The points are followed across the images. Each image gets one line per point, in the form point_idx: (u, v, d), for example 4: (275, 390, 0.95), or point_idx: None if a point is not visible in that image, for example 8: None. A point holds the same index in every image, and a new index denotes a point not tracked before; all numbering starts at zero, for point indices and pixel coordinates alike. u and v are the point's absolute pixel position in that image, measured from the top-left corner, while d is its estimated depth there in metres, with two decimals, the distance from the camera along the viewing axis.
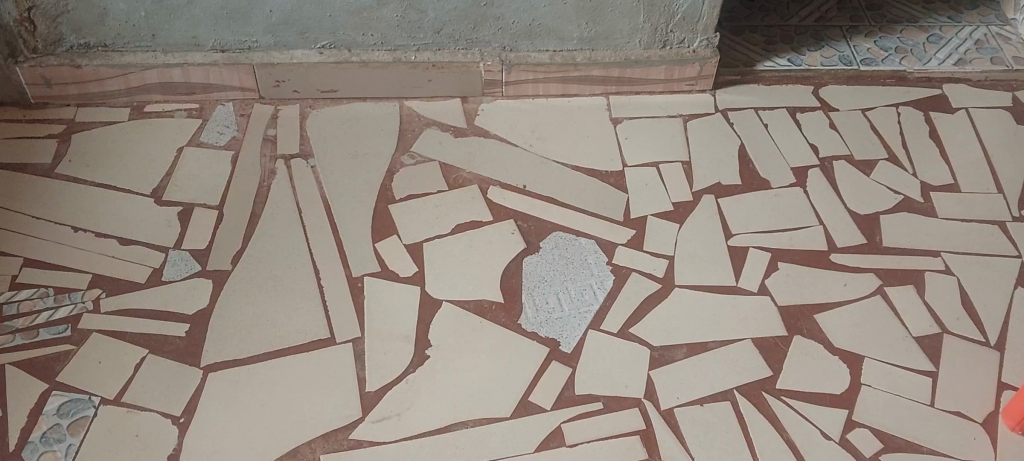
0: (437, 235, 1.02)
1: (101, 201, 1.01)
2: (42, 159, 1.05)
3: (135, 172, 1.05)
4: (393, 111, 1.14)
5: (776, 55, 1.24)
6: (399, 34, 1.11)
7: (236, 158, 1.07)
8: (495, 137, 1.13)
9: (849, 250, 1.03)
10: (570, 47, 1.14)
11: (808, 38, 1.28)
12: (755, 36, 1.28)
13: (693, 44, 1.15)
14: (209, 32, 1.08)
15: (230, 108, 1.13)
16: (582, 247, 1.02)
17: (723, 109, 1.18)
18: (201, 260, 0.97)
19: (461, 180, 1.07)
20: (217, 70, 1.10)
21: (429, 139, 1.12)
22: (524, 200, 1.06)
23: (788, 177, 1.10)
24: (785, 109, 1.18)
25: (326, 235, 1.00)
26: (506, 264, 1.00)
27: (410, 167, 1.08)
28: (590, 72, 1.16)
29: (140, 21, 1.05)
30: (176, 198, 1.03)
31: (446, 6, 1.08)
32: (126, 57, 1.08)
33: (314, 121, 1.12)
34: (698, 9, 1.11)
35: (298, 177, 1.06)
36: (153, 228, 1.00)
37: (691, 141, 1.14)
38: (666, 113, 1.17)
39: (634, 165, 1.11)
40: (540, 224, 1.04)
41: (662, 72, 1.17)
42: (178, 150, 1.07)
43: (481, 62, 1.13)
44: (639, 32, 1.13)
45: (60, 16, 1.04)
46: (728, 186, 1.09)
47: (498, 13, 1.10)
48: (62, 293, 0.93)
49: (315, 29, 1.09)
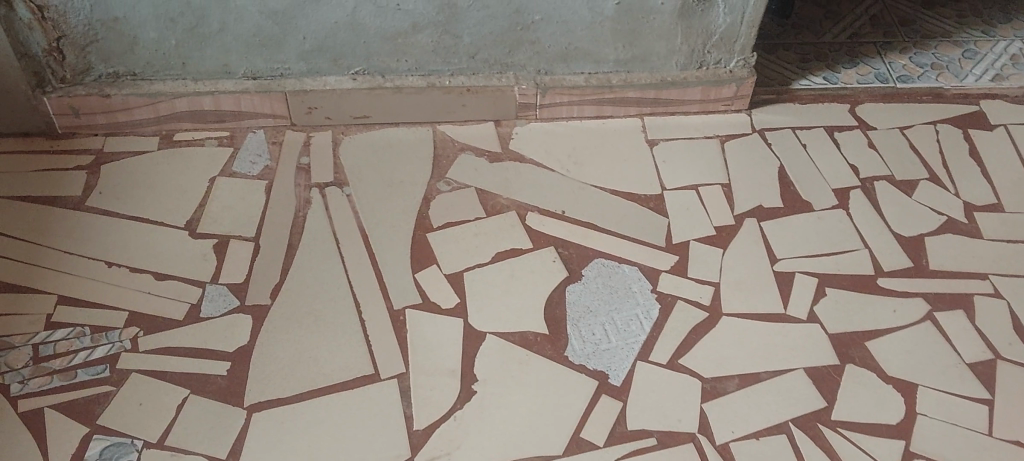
0: (478, 265, 1.00)
1: (134, 235, 0.99)
2: (72, 191, 1.03)
3: (167, 204, 1.03)
4: (427, 137, 1.12)
5: (812, 73, 1.23)
6: (433, 59, 1.09)
7: (270, 188, 1.05)
8: (531, 162, 1.11)
9: (895, 275, 1.02)
10: (606, 70, 1.13)
11: (843, 55, 1.26)
12: (788, 53, 1.26)
13: (729, 65, 1.14)
14: (240, 59, 1.05)
15: (261, 136, 1.11)
16: (626, 275, 1.00)
17: (760, 129, 1.16)
18: (240, 295, 0.95)
19: (499, 207, 1.06)
20: (248, 97, 1.08)
21: (464, 165, 1.10)
22: (564, 226, 1.04)
23: (830, 199, 1.09)
24: (822, 128, 1.16)
25: (365, 267, 0.99)
26: (550, 293, 0.98)
27: (447, 193, 1.07)
28: (625, 93, 1.14)
29: (171, 49, 1.03)
30: (211, 230, 1.01)
31: (482, 31, 1.06)
32: (156, 85, 1.06)
33: (347, 148, 1.10)
34: (736, 29, 1.10)
35: (334, 207, 1.04)
36: (189, 262, 0.97)
37: (730, 163, 1.12)
38: (703, 134, 1.16)
39: (673, 188, 1.09)
40: (581, 251, 1.02)
41: (698, 92, 1.15)
42: (210, 180, 1.05)
43: (516, 86, 1.11)
44: (676, 54, 1.12)
45: (89, 45, 1.01)
46: (770, 209, 1.07)
47: (535, 37, 1.08)
48: (98, 332, 0.91)
49: (349, 55, 1.07)
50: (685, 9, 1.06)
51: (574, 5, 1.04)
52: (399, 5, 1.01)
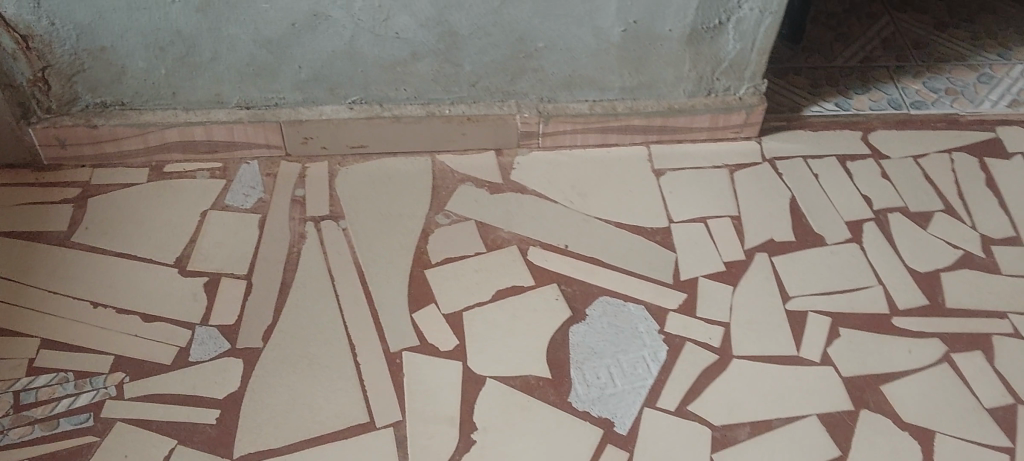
0: (478, 303, 0.96)
1: (122, 274, 0.96)
2: (58, 226, 1.00)
3: (157, 240, 0.99)
4: (426, 167, 1.09)
5: (823, 99, 1.19)
6: (433, 88, 1.05)
7: (263, 223, 1.02)
8: (533, 193, 1.07)
9: (911, 313, 0.98)
10: (611, 97, 1.09)
11: (854, 80, 1.22)
12: (799, 78, 1.22)
13: (739, 91, 1.11)
14: (233, 89, 1.02)
15: (256, 167, 1.07)
16: (632, 314, 0.96)
17: (770, 158, 1.12)
18: (231, 337, 0.92)
19: (500, 241, 1.02)
20: (242, 128, 1.04)
21: (464, 196, 1.06)
22: (567, 261, 1.01)
23: (842, 232, 1.05)
24: (834, 157, 1.13)
25: (361, 306, 0.95)
26: (552, 335, 0.94)
27: (446, 227, 1.03)
28: (631, 121, 1.10)
29: (160, 79, 0.99)
30: (202, 268, 0.97)
31: (484, 59, 1.02)
32: (145, 115, 1.02)
33: (343, 179, 1.07)
34: (746, 56, 1.06)
35: (329, 242, 1.00)
36: (179, 302, 0.94)
37: (739, 194, 1.09)
38: (711, 164, 1.12)
39: (681, 221, 1.05)
40: (585, 288, 0.98)
41: (706, 119, 1.11)
42: (201, 215, 1.02)
43: (518, 114, 1.08)
44: (683, 81, 1.08)
45: (76, 75, 0.98)
46: (781, 243, 1.04)
47: (538, 65, 1.04)
48: (83, 378, 0.88)
49: (345, 84, 1.03)
50: (693, 36, 1.03)
51: (579, 32, 1.01)
52: (398, 33, 0.97)
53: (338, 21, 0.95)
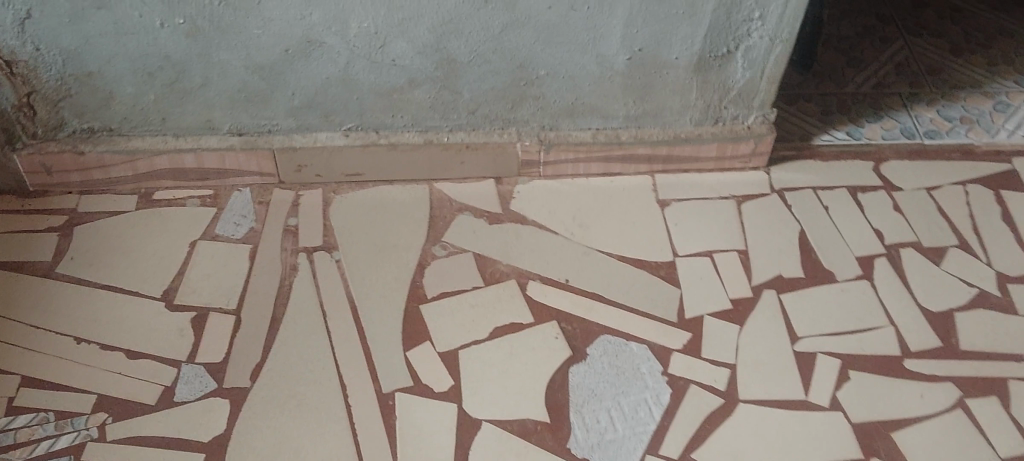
0: (475, 341, 0.93)
1: (108, 308, 0.93)
2: (42, 256, 0.97)
3: (144, 272, 0.96)
4: (423, 196, 1.06)
5: (834, 127, 1.16)
6: (431, 115, 1.02)
7: (255, 254, 0.98)
8: (533, 223, 1.04)
9: (924, 355, 0.94)
10: (614, 125, 1.06)
11: (866, 107, 1.18)
12: (809, 105, 1.19)
13: (747, 120, 1.07)
14: (224, 115, 0.99)
15: (248, 194, 1.04)
16: (634, 353, 0.93)
17: (779, 189, 1.09)
18: (218, 376, 0.89)
19: (498, 274, 0.99)
20: (233, 155, 1.01)
21: (462, 227, 1.03)
22: (568, 297, 0.97)
23: (853, 268, 1.01)
24: (845, 188, 1.09)
25: (353, 344, 0.92)
26: (551, 376, 0.91)
27: (442, 259, 1.00)
28: (635, 150, 1.07)
29: (149, 104, 0.96)
30: (190, 302, 0.94)
31: (483, 87, 0.99)
32: (133, 142, 0.99)
33: (338, 208, 1.03)
34: (755, 84, 1.03)
35: (322, 275, 0.97)
36: (165, 338, 0.91)
37: (747, 226, 1.05)
38: (718, 194, 1.08)
39: (686, 255, 1.02)
40: (586, 326, 0.95)
41: (714, 149, 1.08)
42: (191, 245, 0.99)
43: (519, 142, 1.05)
44: (690, 109, 1.05)
45: (61, 100, 0.95)
46: (789, 280, 1.00)
47: (539, 92, 1.01)
48: (64, 418, 0.85)
49: (341, 111, 1.00)
50: (700, 64, 1.00)
51: (582, 59, 0.97)
52: (394, 60, 0.94)
53: (332, 48, 0.92)
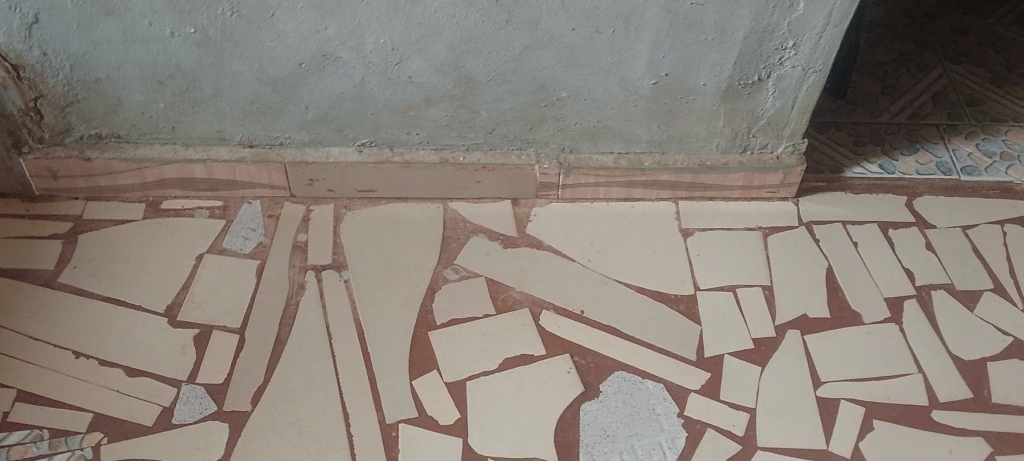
0: (484, 372, 0.90)
1: (109, 321, 0.91)
2: (44, 263, 0.94)
3: (147, 284, 0.94)
4: (437, 215, 1.02)
5: (866, 159, 1.11)
6: (447, 134, 0.99)
7: (262, 270, 0.96)
8: (549, 249, 1.00)
9: (953, 407, 0.90)
10: (637, 150, 1.02)
11: (901, 139, 1.14)
12: (841, 134, 1.14)
13: (776, 150, 1.03)
14: (236, 126, 0.96)
15: (258, 207, 1.01)
16: (649, 393, 0.89)
17: (807, 222, 1.05)
18: (217, 398, 0.86)
19: (511, 302, 0.95)
20: (244, 167, 0.98)
21: (475, 250, 0.99)
22: (582, 329, 0.94)
23: (881, 310, 0.97)
24: (876, 224, 1.05)
25: (358, 370, 0.89)
26: (562, 413, 0.87)
27: (454, 283, 0.96)
28: (658, 177, 1.03)
29: (159, 113, 0.94)
30: (193, 318, 0.91)
31: (503, 107, 0.96)
32: (142, 150, 0.97)
33: (349, 225, 1.00)
34: (785, 114, 0.99)
35: (329, 295, 0.94)
36: (165, 355, 0.89)
37: (772, 261, 1.01)
38: (743, 225, 1.04)
39: (707, 289, 0.98)
40: (600, 361, 0.91)
41: (740, 178, 1.04)
42: (197, 258, 0.96)
43: (538, 165, 1.01)
44: (717, 136, 1.01)
45: (69, 105, 0.92)
46: (814, 320, 0.96)
47: (561, 114, 0.97)
48: (57, 437, 0.83)
49: (355, 127, 0.97)
50: (728, 91, 0.95)
51: (606, 82, 0.93)
52: (411, 77, 0.91)
53: (347, 63, 0.89)
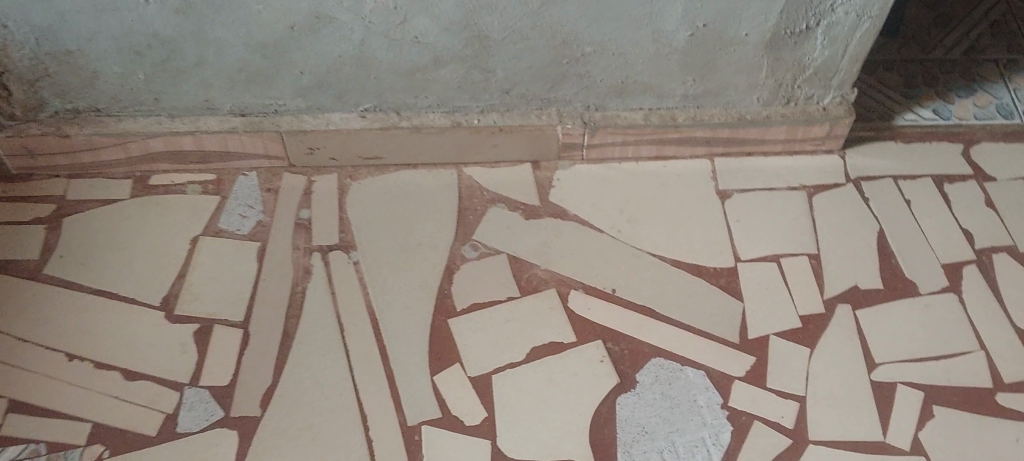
0: (510, 364, 0.83)
1: (101, 317, 0.83)
2: (28, 252, 0.86)
3: (140, 274, 0.86)
4: (451, 183, 0.94)
5: (919, 104, 1.01)
6: (459, 95, 0.89)
7: (263, 253, 0.87)
8: (575, 219, 0.92)
9: (1018, 388, 0.83)
10: (669, 105, 0.92)
11: (957, 78, 1.04)
12: (890, 75, 1.04)
13: (823, 100, 0.93)
14: (225, 96, 0.86)
15: (253, 179, 0.93)
16: (690, 382, 0.83)
17: (855, 178, 0.96)
18: (224, 402, 0.79)
19: (536, 282, 0.87)
20: (236, 138, 0.89)
21: (495, 222, 0.91)
22: (614, 310, 0.86)
23: (938, 279, 0.90)
24: (931, 178, 0.96)
25: (374, 366, 0.82)
26: (596, 408, 0.81)
27: (473, 262, 0.88)
28: (693, 133, 0.93)
29: (139, 84, 0.84)
30: (191, 312, 0.84)
31: (520, 65, 0.85)
32: (124, 123, 0.88)
33: (355, 198, 0.92)
34: (836, 62, 0.88)
35: (338, 280, 0.86)
36: (164, 355, 0.81)
37: (819, 225, 0.93)
38: (786, 183, 0.95)
39: (749, 260, 0.90)
40: (635, 346, 0.84)
41: (783, 132, 0.94)
42: (192, 241, 0.88)
43: (560, 125, 0.91)
44: (758, 88, 0.90)
45: (39, 80, 0.83)
46: (866, 292, 0.89)
47: (584, 71, 0.87)
48: (56, 452, 0.76)
49: (356, 91, 0.87)
50: (773, 41, 0.84)
51: (636, 35, 0.83)
52: (416, 37, 0.81)
53: (344, 23, 0.79)
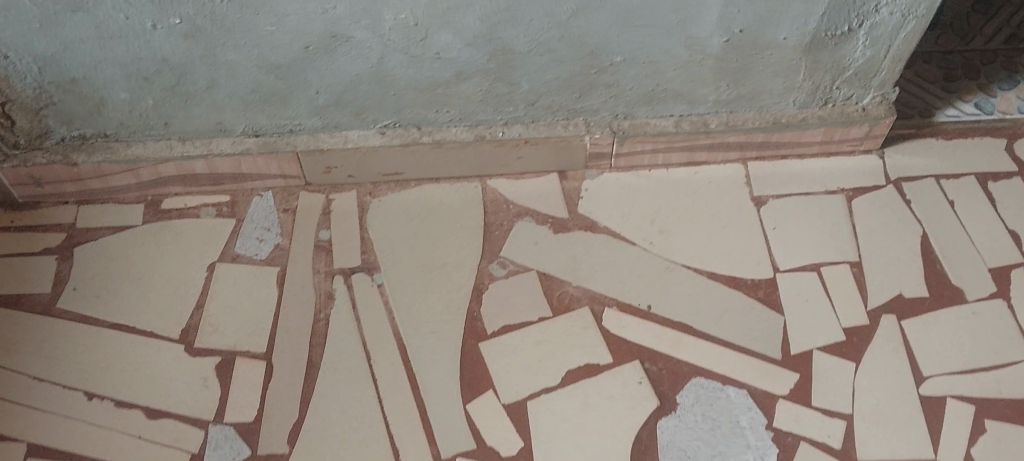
0: (544, 389, 0.79)
1: (120, 353, 0.80)
2: (41, 286, 0.83)
3: (157, 305, 0.83)
4: (475, 197, 0.90)
5: (960, 98, 0.97)
6: (482, 109, 0.85)
7: (283, 278, 0.84)
8: (606, 231, 0.88)
9: None
10: (701, 111, 0.88)
11: (999, 68, 1.00)
12: (929, 67, 1.00)
13: (862, 100, 0.89)
14: (237, 117, 0.83)
15: (270, 200, 0.89)
16: (731, 402, 0.79)
17: (895, 179, 0.92)
18: (250, 439, 0.76)
19: (567, 300, 0.84)
20: (251, 159, 0.86)
21: (523, 237, 0.88)
22: (650, 328, 0.83)
23: (985, 285, 0.86)
24: (973, 176, 0.92)
25: (404, 395, 0.79)
26: (636, 433, 0.77)
27: (502, 280, 0.85)
28: (726, 139, 0.90)
29: (148, 109, 0.80)
30: (212, 344, 0.81)
31: (546, 76, 0.82)
32: (133, 148, 0.84)
33: (377, 216, 0.89)
34: (877, 63, 0.84)
35: (362, 305, 0.83)
36: (186, 391, 0.78)
37: (859, 230, 0.89)
38: (823, 187, 0.92)
39: (788, 270, 0.87)
40: (674, 366, 0.81)
41: (820, 134, 0.90)
42: (209, 268, 0.85)
43: (587, 136, 0.88)
44: (795, 91, 0.86)
45: (44, 109, 0.79)
46: (911, 301, 0.85)
47: (613, 80, 0.83)
48: None
49: (375, 108, 0.83)
50: (813, 44, 0.80)
51: (668, 43, 0.79)
52: (438, 53, 0.77)
53: (361, 42, 0.75)
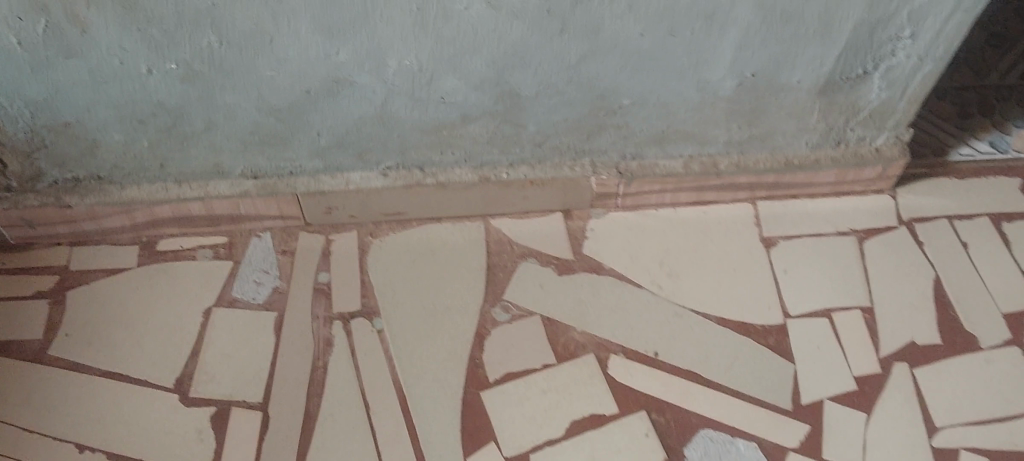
0: (548, 440, 0.77)
1: (112, 402, 0.78)
2: (32, 332, 0.81)
3: (152, 352, 0.81)
4: (478, 239, 0.88)
5: (974, 136, 0.96)
6: (488, 150, 0.83)
7: (281, 323, 0.82)
8: (612, 273, 0.86)
9: None
10: (711, 151, 0.87)
11: (1013, 106, 0.99)
12: (943, 105, 0.99)
13: (875, 141, 0.87)
14: (235, 158, 0.81)
15: (268, 241, 0.87)
16: (741, 455, 0.77)
17: (907, 220, 0.90)
18: None
19: (573, 346, 0.82)
20: (249, 201, 0.84)
21: (527, 280, 0.86)
22: (657, 376, 0.81)
23: (1000, 332, 0.84)
24: (987, 217, 0.90)
25: (404, 446, 0.76)
26: None
27: (505, 326, 0.83)
28: (735, 180, 0.88)
29: (143, 151, 0.78)
30: (207, 393, 0.79)
31: (554, 118, 0.79)
32: (128, 190, 0.82)
33: (378, 259, 0.87)
34: (893, 105, 0.82)
35: (361, 352, 0.81)
36: (180, 442, 0.76)
37: (871, 273, 0.87)
38: (833, 227, 0.90)
39: (798, 315, 0.85)
40: (682, 416, 0.79)
41: (832, 174, 0.88)
42: (206, 313, 0.83)
43: (594, 176, 0.86)
44: (808, 132, 0.84)
45: (36, 152, 0.77)
46: (924, 348, 0.83)
47: (622, 122, 0.81)
48: None
49: (378, 150, 0.81)
50: (828, 86, 0.78)
51: (680, 85, 0.77)
52: (444, 96, 0.75)
53: (365, 86, 0.73)
